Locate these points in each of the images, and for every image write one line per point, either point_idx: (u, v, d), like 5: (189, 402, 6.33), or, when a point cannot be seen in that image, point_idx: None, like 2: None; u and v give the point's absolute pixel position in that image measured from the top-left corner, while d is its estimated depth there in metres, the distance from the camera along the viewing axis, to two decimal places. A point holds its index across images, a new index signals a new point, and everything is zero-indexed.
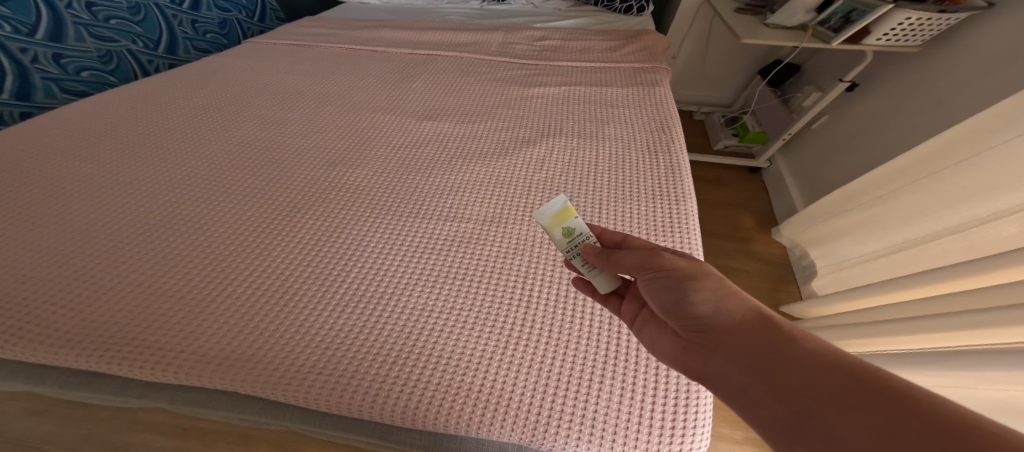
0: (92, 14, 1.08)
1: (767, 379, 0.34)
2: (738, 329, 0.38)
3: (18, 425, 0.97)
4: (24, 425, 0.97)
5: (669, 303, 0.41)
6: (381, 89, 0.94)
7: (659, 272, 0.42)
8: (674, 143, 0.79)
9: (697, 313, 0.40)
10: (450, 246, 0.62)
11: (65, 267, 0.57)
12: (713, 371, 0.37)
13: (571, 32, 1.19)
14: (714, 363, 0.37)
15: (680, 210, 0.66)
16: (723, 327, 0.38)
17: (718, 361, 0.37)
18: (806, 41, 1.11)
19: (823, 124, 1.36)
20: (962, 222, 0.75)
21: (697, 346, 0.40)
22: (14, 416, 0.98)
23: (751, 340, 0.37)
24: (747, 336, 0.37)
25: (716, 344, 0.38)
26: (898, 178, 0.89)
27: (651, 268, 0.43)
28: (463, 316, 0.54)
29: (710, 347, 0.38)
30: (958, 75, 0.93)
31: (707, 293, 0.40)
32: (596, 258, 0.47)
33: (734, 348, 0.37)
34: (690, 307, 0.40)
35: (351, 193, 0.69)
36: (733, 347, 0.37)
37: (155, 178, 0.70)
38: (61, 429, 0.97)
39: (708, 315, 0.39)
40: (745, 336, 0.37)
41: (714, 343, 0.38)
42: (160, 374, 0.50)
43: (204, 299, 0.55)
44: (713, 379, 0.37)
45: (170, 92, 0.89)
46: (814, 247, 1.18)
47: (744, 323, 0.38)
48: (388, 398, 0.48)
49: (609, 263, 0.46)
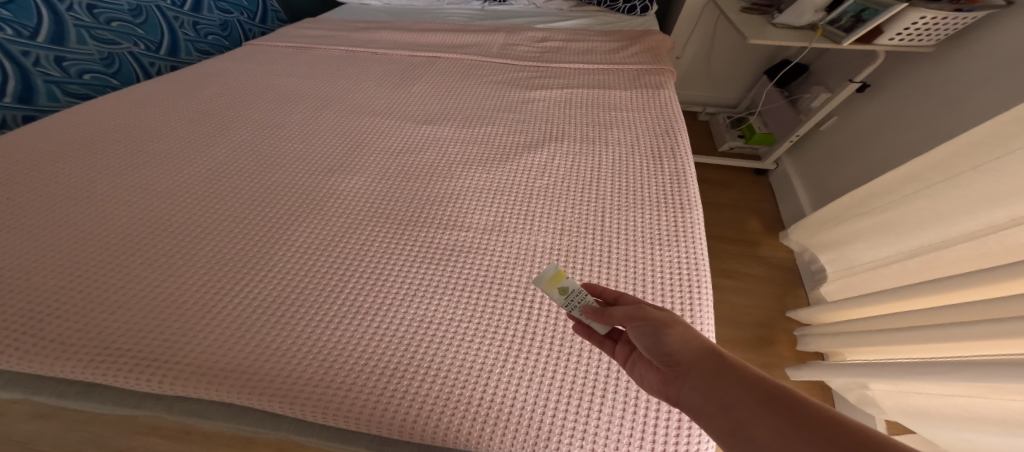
0: (93, 16, 1.07)
1: (726, 409, 0.33)
2: (704, 359, 0.36)
3: (21, 428, 0.96)
4: (26, 428, 0.97)
5: (650, 345, 0.38)
6: (381, 92, 0.93)
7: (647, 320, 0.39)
8: (679, 147, 0.77)
9: (673, 349, 0.37)
10: (449, 254, 0.60)
11: (62, 276, 0.56)
12: (687, 404, 0.35)
13: (574, 33, 1.18)
14: (687, 395, 0.35)
15: (686, 217, 0.65)
16: (694, 359, 0.36)
17: (691, 393, 0.35)
18: (816, 41, 1.09)
19: (832, 125, 1.34)
20: (980, 228, 0.73)
21: (670, 377, 0.37)
22: (17, 419, 0.98)
23: (716, 371, 0.35)
24: (716, 366, 0.35)
25: (687, 376, 0.36)
26: (913, 182, 0.87)
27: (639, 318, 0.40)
28: (462, 329, 0.52)
29: (681, 378, 0.36)
30: (975, 76, 0.91)
31: (682, 332, 0.38)
32: (595, 317, 0.43)
33: (702, 379, 0.35)
34: (667, 346, 0.37)
35: (350, 200, 0.68)
36: (701, 379, 0.35)
37: (153, 184, 0.69)
38: (63, 432, 0.97)
39: (678, 348, 0.37)
40: (712, 368, 0.35)
41: (687, 375, 0.36)
42: (158, 386, 0.49)
43: (202, 309, 0.54)
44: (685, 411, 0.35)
45: (169, 96, 0.88)
46: (824, 251, 1.16)
47: (711, 356, 0.36)
48: (386, 415, 0.46)
49: (603, 319, 0.42)
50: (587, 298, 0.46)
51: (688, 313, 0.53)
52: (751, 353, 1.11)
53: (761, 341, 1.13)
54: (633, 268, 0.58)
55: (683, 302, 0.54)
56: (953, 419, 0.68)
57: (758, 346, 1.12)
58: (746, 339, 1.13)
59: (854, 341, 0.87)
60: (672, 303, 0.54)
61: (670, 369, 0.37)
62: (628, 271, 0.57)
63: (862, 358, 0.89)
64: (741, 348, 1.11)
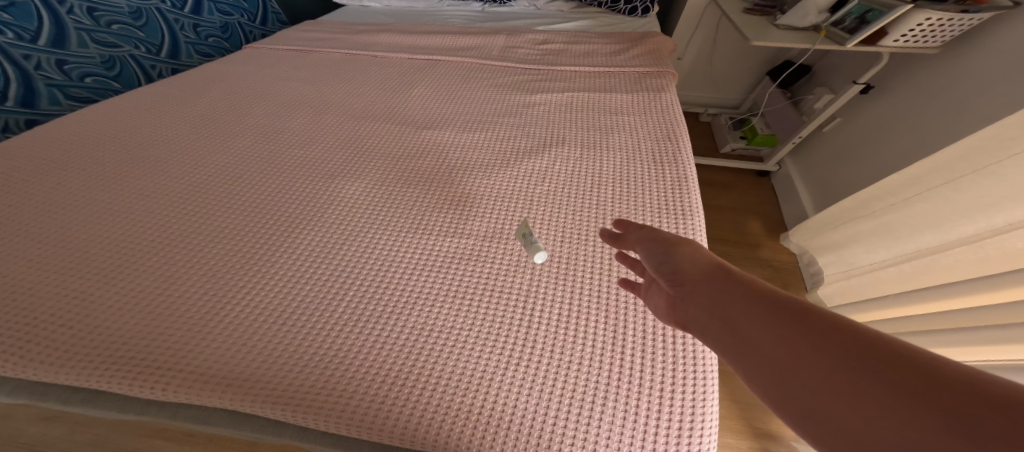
0: (93, 19, 1.07)
1: (732, 323, 0.31)
2: (710, 274, 0.35)
3: (29, 430, 0.97)
4: (35, 430, 0.97)
5: (656, 260, 0.39)
6: (380, 96, 0.93)
7: (646, 235, 0.41)
8: (680, 152, 0.77)
9: (676, 266, 0.37)
10: (449, 262, 0.60)
11: (63, 284, 0.56)
12: (691, 319, 0.34)
13: (574, 35, 1.17)
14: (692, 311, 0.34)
15: (687, 224, 0.64)
16: (699, 273, 0.35)
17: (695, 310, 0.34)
18: (820, 42, 1.08)
19: (835, 126, 1.33)
20: (978, 233, 0.72)
21: (676, 298, 0.36)
22: (24, 421, 0.98)
23: (723, 287, 0.33)
24: (722, 284, 0.34)
25: (690, 290, 0.35)
26: (913, 186, 0.86)
27: (644, 233, 0.41)
28: (462, 337, 0.52)
29: (685, 294, 0.35)
30: (982, 78, 0.89)
31: (691, 251, 0.38)
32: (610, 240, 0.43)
33: (704, 293, 0.34)
34: (672, 262, 0.37)
35: (349, 207, 0.68)
36: (704, 293, 0.34)
37: (153, 191, 0.69)
38: (69, 434, 0.97)
39: (687, 264, 0.37)
40: (716, 285, 0.34)
41: (689, 287, 0.35)
42: (159, 394, 0.50)
43: (202, 317, 0.54)
44: (693, 329, 0.33)
45: (170, 101, 0.88)
46: (823, 254, 1.15)
47: (716, 273, 0.35)
48: (386, 425, 0.46)
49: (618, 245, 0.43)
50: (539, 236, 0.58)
51: None
52: None
53: None
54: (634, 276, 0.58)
55: None
56: None
57: None
58: None
59: None
60: None
61: (674, 287, 0.36)
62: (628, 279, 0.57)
63: None
64: None
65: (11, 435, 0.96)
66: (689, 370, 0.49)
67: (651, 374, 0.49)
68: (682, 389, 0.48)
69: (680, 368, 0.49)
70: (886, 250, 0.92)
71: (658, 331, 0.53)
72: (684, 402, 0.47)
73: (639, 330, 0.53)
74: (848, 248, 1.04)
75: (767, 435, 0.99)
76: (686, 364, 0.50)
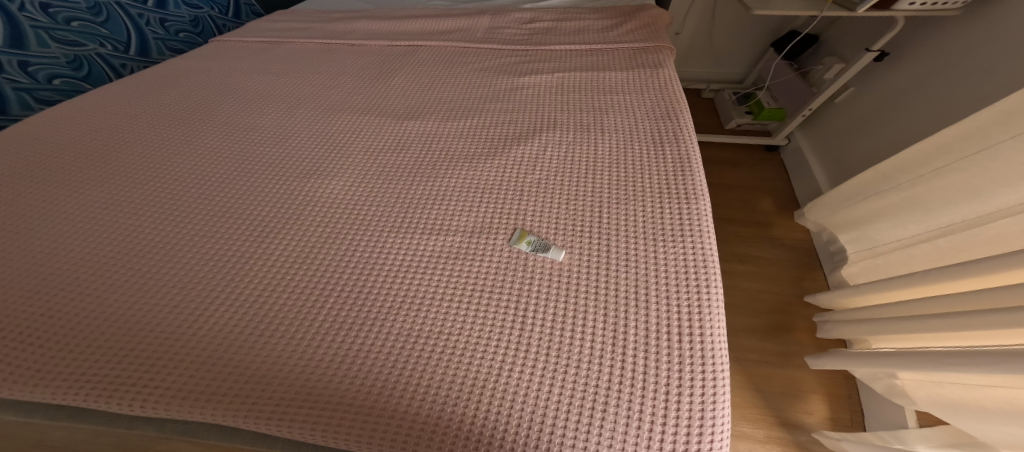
0: (49, 16, 1.01)
1: None
2: None
3: (55, 433, 0.86)
4: (61, 433, 0.86)
5: None
6: (359, 86, 0.88)
7: None
8: (682, 130, 0.72)
9: None
10: (434, 263, 0.56)
11: (27, 302, 0.53)
12: None
13: (564, 12, 1.11)
14: None
15: (692, 209, 0.59)
16: None
17: None
18: (828, 10, 1.01)
19: (847, 97, 1.27)
20: (1020, 203, 0.67)
21: None
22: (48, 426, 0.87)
23: None
24: None
25: None
26: (943, 155, 0.80)
27: None
28: (451, 342, 0.48)
29: None
30: (1009, 38, 0.83)
31: None
32: None
33: None
34: None
35: (328, 208, 0.64)
36: None
37: (124, 199, 0.65)
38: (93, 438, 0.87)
39: None
40: None
41: None
42: (139, 410, 0.46)
43: (178, 332, 0.51)
44: None
45: (140, 101, 0.84)
46: (843, 231, 1.09)
47: None
48: (375, 438, 0.43)
49: None
50: (547, 248, 0.56)
51: (696, 317, 0.48)
52: (766, 341, 1.08)
53: (777, 327, 1.11)
54: (635, 268, 0.53)
55: (690, 305, 0.49)
56: (992, 411, 0.63)
57: (773, 333, 1.10)
58: (760, 326, 1.11)
59: (880, 328, 0.82)
60: (678, 305, 0.50)
61: None
62: (628, 270, 0.53)
63: (893, 346, 0.84)
64: (756, 334, 1.09)
65: (40, 439, 0.87)
66: (699, 371, 0.45)
67: (656, 373, 0.45)
68: (689, 391, 0.44)
69: (687, 369, 0.45)
70: (914, 224, 0.87)
71: (664, 327, 0.48)
72: (693, 403, 0.43)
73: (641, 325, 0.48)
74: (869, 224, 0.99)
75: (786, 423, 0.96)
76: (694, 364, 0.45)
